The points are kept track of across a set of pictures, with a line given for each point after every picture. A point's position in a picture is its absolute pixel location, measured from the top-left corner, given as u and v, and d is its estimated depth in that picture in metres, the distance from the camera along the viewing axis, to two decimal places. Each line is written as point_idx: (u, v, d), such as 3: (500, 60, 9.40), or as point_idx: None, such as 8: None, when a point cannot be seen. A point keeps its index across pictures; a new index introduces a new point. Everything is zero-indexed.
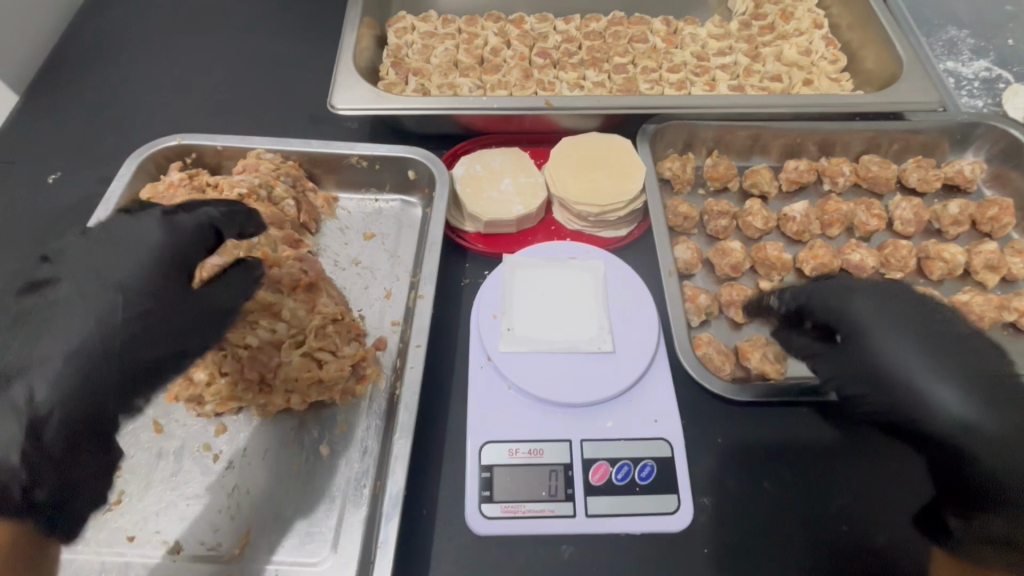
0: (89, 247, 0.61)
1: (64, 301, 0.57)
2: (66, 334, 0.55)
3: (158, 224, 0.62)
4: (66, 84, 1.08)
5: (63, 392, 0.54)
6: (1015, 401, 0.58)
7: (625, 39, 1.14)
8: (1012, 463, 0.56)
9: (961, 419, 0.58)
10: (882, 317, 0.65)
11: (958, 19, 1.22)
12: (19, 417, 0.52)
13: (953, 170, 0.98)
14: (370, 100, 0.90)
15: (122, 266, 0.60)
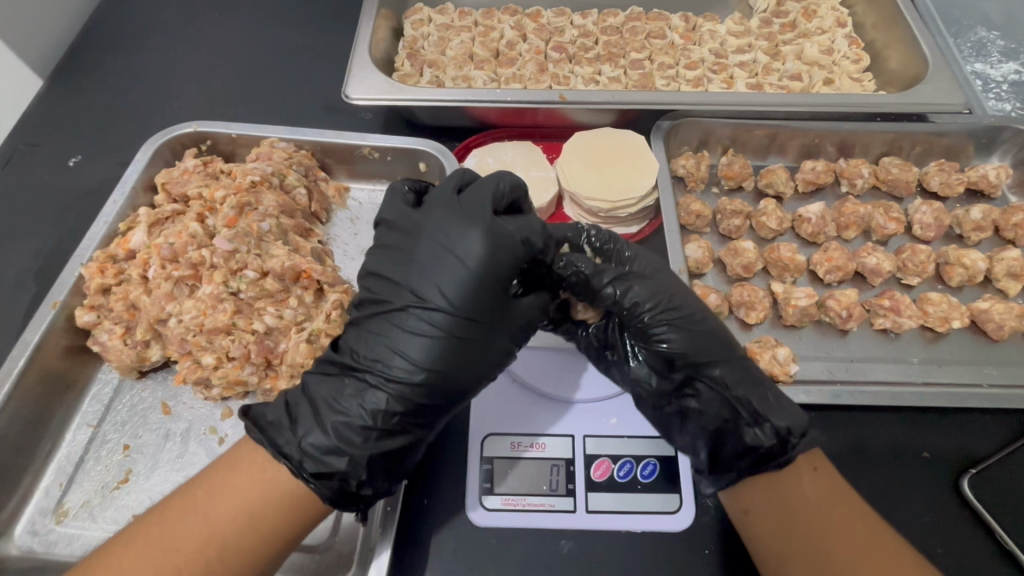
0: (424, 255, 0.59)
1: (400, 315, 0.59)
2: (388, 342, 0.58)
3: (484, 233, 0.58)
4: (87, 70, 1.10)
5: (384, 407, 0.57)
6: (709, 359, 0.62)
7: (642, 35, 1.12)
8: (723, 403, 0.62)
9: (735, 397, 0.62)
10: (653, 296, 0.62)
11: (988, 19, 1.19)
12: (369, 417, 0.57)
13: (977, 175, 0.95)
14: (385, 91, 0.90)
15: (453, 273, 0.58)
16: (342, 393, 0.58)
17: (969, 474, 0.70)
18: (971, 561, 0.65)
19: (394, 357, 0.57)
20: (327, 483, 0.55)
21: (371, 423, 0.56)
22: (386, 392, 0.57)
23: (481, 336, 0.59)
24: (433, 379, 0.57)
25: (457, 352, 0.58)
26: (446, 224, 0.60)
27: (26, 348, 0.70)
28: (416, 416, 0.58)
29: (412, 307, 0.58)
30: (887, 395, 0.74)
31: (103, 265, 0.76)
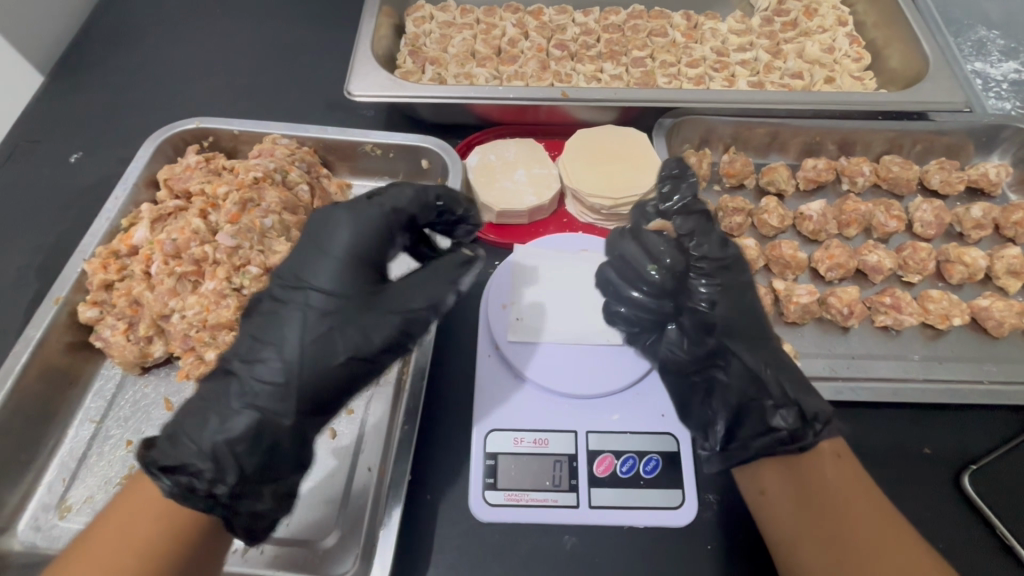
0: (301, 250, 0.61)
1: (279, 313, 0.58)
2: (265, 341, 0.57)
3: (347, 219, 0.61)
4: (88, 66, 1.10)
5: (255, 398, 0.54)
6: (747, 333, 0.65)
7: (644, 33, 1.12)
8: (749, 379, 0.64)
9: (764, 372, 0.63)
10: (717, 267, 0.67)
11: (988, 18, 1.19)
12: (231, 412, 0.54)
13: (978, 173, 0.96)
14: (388, 88, 0.90)
15: (325, 266, 0.59)
16: (207, 397, 0.55)
17: (969, 470, 0.70)
18: (972, 557, 0.66)
19: (261, 346, 0.57)
20: (178, 482, 0.50)
21: (232, 414, 0.53)
22: (253, 379, 0.55)
23: (354, 312, 0.58)
24: (302, 358, 0.55)
25: (349, 332, 0.57)
26: (318, 215, 0.63)
27: (29, 343, 0.70)
28: (275, 403, 0.54)
29: (282, 298, 0.59)
30: (888, 392, 0.74)
31: (107, 260, 0.76)
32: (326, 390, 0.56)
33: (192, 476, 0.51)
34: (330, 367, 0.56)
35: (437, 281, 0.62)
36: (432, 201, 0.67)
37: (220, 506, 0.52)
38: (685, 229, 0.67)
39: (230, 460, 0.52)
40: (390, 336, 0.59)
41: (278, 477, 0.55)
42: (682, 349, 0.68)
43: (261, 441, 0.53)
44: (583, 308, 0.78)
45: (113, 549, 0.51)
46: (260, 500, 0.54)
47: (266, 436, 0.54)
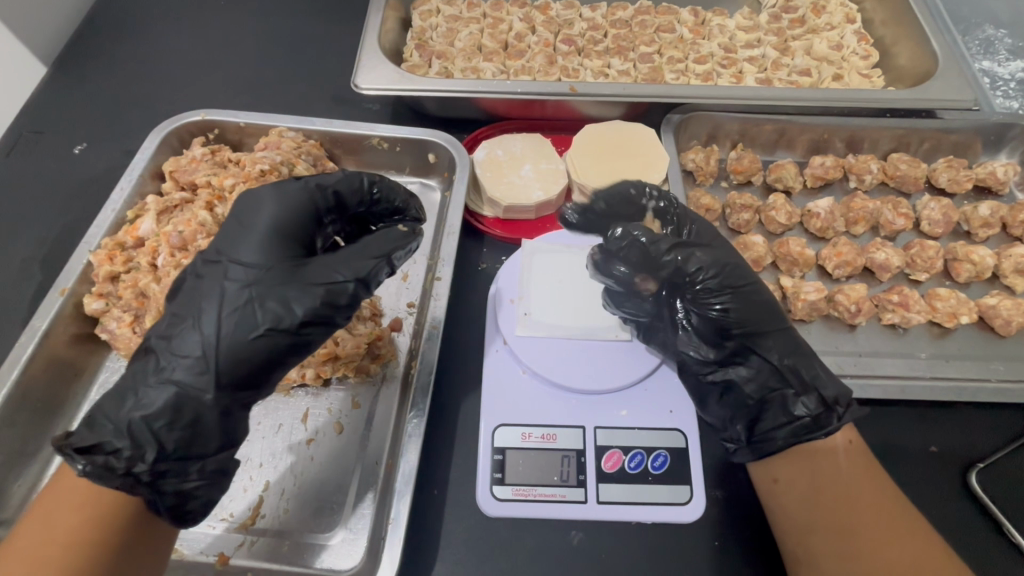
0: (227, 229, 0.61)
1: (199, 290, 0.57)
2: (184, 317, 0.55)
3: (272, 196, 0.62)
4: (93, 57, 1.09)
5: (175, 372, 0.53)
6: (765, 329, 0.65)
7: (652, 29, 1.12)
8: (767, 373, 0.64)
9: (783, 366, 0.64)
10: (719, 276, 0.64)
11: (996, 17, 1.19)
12: (152, 388, 0.53)
13: (986, 172, 0.96)
14: (395, 81, 0.90)
15: (246, 240, 0.59)
16: (128, 377, 0.54)
17: (976, 468, 0.70)
18: (978, 555, 0.66)
19: (182, 321, 0.55)
20: (90, 458, 0.50)
21: (148, 389, 0.53)
22: (174, 356, 0.54)
23: (275, 283, 0.56)
24: (221, 331, 0.53)
25: (267, 304, 0.55)
26: (241, 198, 0.63)
27: (34, 334, 0.69)
28: (193, 378, 0.53)
29: (202, 272, 0.58)
30: (896, 389, 0.74)
31: (112, 252, 0.76)
32: (242, 363, 0.54)
33: (111, 453, 0.50)
34: (244, 339, 0.54)
35: (362, 254, 0.59)
36: (366, 188, 0.69)
37: (142, 485, 0.52)
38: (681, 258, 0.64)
39: (150, 438, 0.52)
40: (314, 306, 0.56)
41: (202, 454, 0.55)
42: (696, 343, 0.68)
43: (182, 415, 0.53)
44: (591, 303, 0.78)
45: (42, 532, 0.51)
46: (187, 477, 0.55)
47: (182, 413, 0.53)
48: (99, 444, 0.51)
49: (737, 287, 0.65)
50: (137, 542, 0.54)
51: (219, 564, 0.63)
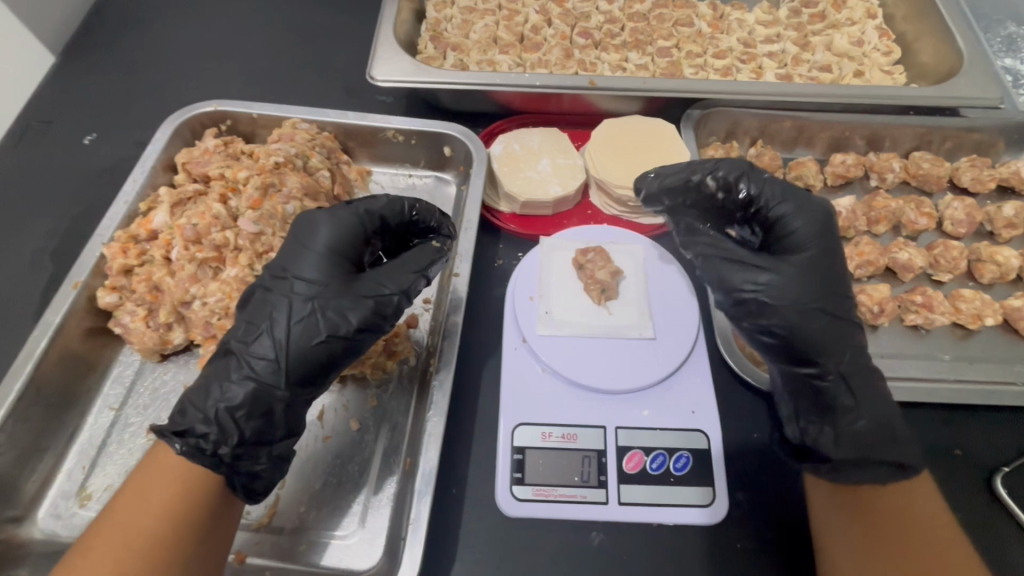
0: (286, 245, 0.63)
1: (265, 303, 0.59)
2: (254, 327, 0.58)
3: (326, 217, 0.63)
4: (101, 46, 1.07)
5: (252, 371, 0.56)
6: (850, 337, 0.63)
7: (669, 23, 1.10)
8: (850, 391, 0.61)
9: (855, 388, 0.61)
10: (824, 247, 0.65)
11: (1019, 14, 1.17)
12: (230, 385, 0.56)
13: (1009, 171, 0.94)
14: (410, 73, 0.88)
15: (304, 257, 0.61)
16: (207, 372, 0.57)
17: (1001, 472, 0.69)
18: (1004, 561, 0.65)
19: (255, 328, 0.58)
20: (188, 443, 0.53)
21: (230, 384, 0.56)
22: (248, 360, 0.57)
23: (334, 297, 0.59)
24: (289, 339, 0.57)
25: (331, 316, 0.58)
26: (299, 217, 0.65)
27: (47, 328, 0.68)
28: (268, 375, 0.56)
29: (267, 286, 0.61)
30: (921, 391, 0.73)
31: (125, 245, 0.74)
32: (310, 366, 0.57)
33: (198, 438, 0.53)
34: (311, 346, 0.57)
35: (404, 269, 0.63)
36: (406, 211, 0.69)
37: (224, 465, 0.54)
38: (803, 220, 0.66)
39: (233, 425, 0.54)
40: (366, 317, 0.60)
41: (269, 441, 0.57)
42: (800, 301, 0.62)
43: (259, 408, 0.56)
44: (611, 300, 0.77)
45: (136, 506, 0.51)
46: (257, 462, 0.57)
47: (261, 407, 0.56)
48: (187, 429, 0.54)
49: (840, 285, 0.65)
50: (220, 524, 0.54)
51: (236, 562, 0.62)
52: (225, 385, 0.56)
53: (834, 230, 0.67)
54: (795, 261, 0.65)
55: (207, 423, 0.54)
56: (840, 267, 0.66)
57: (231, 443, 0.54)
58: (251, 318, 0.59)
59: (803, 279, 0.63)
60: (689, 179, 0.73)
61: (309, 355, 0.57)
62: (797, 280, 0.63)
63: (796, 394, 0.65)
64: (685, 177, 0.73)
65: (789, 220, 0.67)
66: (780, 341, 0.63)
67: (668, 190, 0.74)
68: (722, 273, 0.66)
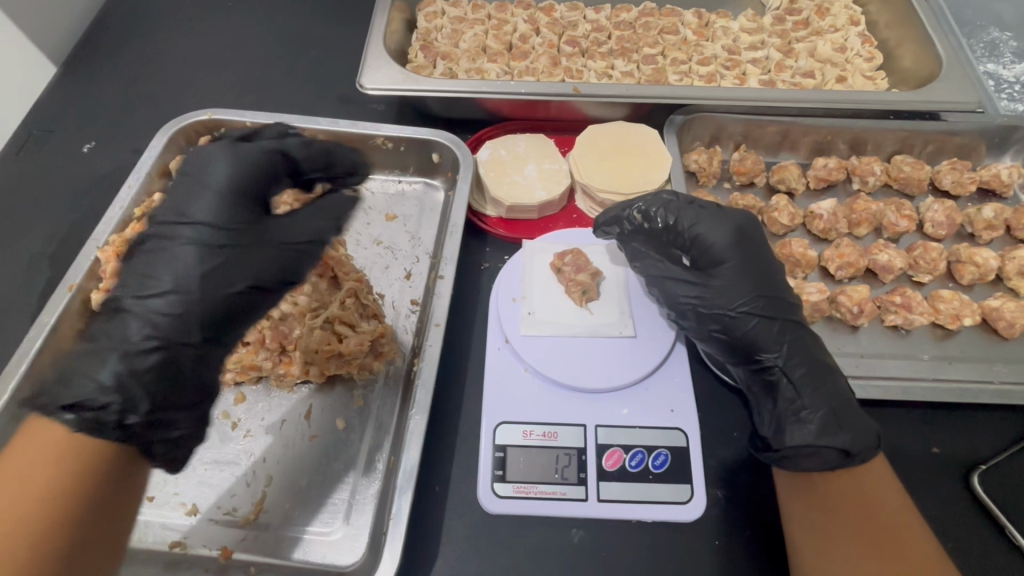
0: (188, 189, 0.63)
1: (167, 252, 0.59)
2: (167, 274, 0.58)
3: (227, 156, 0.65)
4: (101, 58, 1.10)
5: (170, 322, 0.57)
6: (787, 335, 0.68)
7: (655, 31, 1.13)
8: (793, 385, 0.66)
9: (798, 379, 0.66)
10: (739, 252, 0.72)
11: (1001, 20, 1.18)
12: (121, 353, 0.55)
13: (990, 174, 0.96)
14: (399, 81, 0.91)
15: (209, 203, 0.62)
16: (107, 336, 0.56)
17: (979, 470, 0.70)
18: (980, 559, 0.65)
19: (151, 281, 0.58)
20: (85, 416, 0.52)
21: (133, 354, 0.55)
22: (138, 323, 0.57)
23: (221, 264, 0.60)
24: (197, 288, 0.58)
25: (213, 258, 0.60)
26: (211, 156, 0.65)
27: (42, 329, 0.70)
28: (175, 328, 0.57)
29: (177, 242, 0.60)
30: (899, 390, 0.74)
31: (119, 248, 0.77)
32: (218, 315, 0.59)
33: (103, 407, 0.53)
34: (222, 294, 0.60)
35: (317, 218, 0.67)
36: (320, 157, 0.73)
37: (135, 434, 0.54)
38: (712, 233, 0.73)
39: (111, 389, 0.54)
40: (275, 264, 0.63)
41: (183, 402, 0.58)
42: (732, 306, 0.69)
43: (170, 368, 0.57)
44: (593, 301, 0.78)
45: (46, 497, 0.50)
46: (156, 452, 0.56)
47: (163, 367, 0.56)
48: (83, 399, 0.53)
49: (764, 289, 0.70)
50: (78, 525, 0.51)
51: (222, 558, 0.64)
52: (102, 365, 0.54)
53: (751, 238, 0.73)
54: (726, 271, 0.71)
55: (112, 382, 0.54)
56: (766, 270, 0.72)
57: (142, 402, 0.54)
58: (150, 266, 0.59)
59: (733, 286, 0.70)
60: (623, 213, 0.78)
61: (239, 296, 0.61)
62: (729, 289, 0.70)
63: (750, 386, 0.70)
64: (619, 212, 0.78)
65: (701, 233, 0.74)
66: (723, 342, 0.71)
67: (611, 223, 0.79)
68: (666, 290, 0.73)
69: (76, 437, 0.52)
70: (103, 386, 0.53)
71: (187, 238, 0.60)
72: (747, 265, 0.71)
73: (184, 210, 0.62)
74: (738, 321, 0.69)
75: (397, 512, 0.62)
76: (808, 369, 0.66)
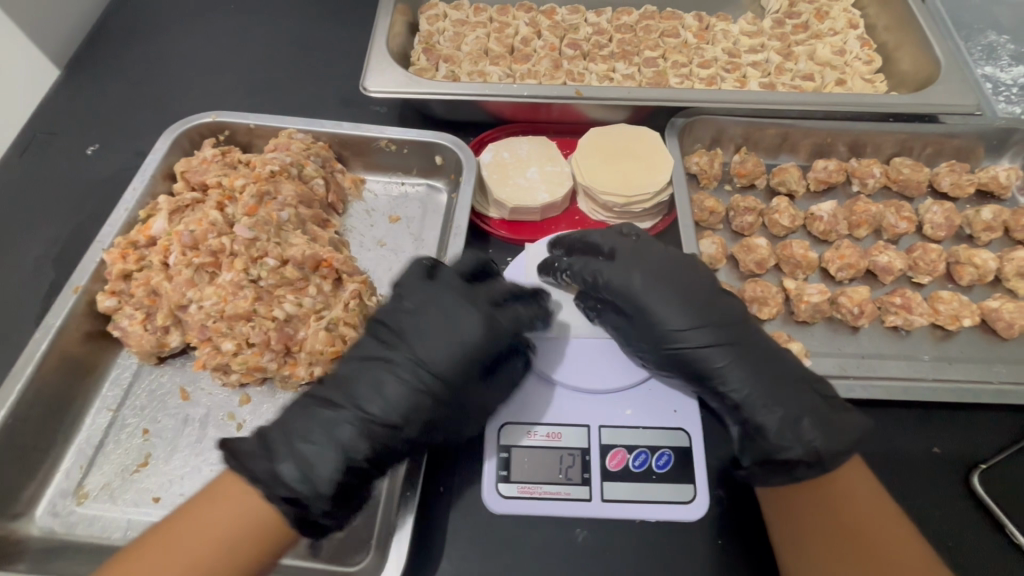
0: (437, 299, 0.66)
1: (393, 364, 0.63)
2: (383, 393, 0.61)
3: (482, 318, 0.64)
4: (105, 61, 1.10)
5: (379, 437, 0.60)
6: (733, 363, 0.67)
7: (656, 34, 1.13)
8: (757, 405, 0.65)
9: (757, 401, 0.65)
10: (654, 286, 0.70)
11: (998, 23, 1.19)
12: (335, 446, 0.59)
13: (988, 176, 0.96)
14: (402, 84, 0.91)
15: (459, 326, 0.64)
16: (283, 428, 0.60)
17: (978, 469, 0.71)
18: (980, 557, 0.66)
19: (368, 395, 0.61)
20: (289, 505, 0.57)
21: (332, 457, 0.59)
22: (346, 426, 0.60)
23: (442, 388, 0.62)
24: (394, 408, 0.61)
25: (428, 400, 0.62)
26: (450, 293, 0.66)
27: (48, 331, 0.71)
28: (383, 449, 0.61)
29: (399, 357, 0.63)
30: (900, 390, 0.75)
31: (125, 250, 0.77)
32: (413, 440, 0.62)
33: (303, 505, 0.57)
34: (412, 419, 0.62)
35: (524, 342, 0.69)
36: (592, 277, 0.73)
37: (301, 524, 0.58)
38: (628, 272, 0.71)
39: (314, 491, 0.57)
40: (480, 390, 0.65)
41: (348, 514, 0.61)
42: (680, 343, 0.68)
43: (349, 480, 0.59)
44: None
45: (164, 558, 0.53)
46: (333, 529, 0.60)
47: (357, 484, 0.60)
48: (292, 494, 0.57)
49: (694, 319, 0.68)
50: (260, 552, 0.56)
51: None
52: (322, 459, 0.58)
53: (665, 269, 0.71)
54: (654, 307, 0.69)
55: (306, 483, 0.57)
56: (691, 294, 0.70)
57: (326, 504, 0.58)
58: (364, 372, 0.63)
59: (670, 321, 0.68)
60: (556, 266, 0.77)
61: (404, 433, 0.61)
62: (667, 327, 0.69)
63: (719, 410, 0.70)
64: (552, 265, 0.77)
65: (624, 273, 0.71)
66: (682, 379, 0.70)
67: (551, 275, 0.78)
68: (620, 335, 0.73)
69: (247, 517, 0.55)
70: (292, 476, 0.57)
71: (416, 360, 0.62)
72: (673, 295, 0.69)
73: (414, 309, 0.66)
74: (687, 362, 0.68)
75: (403, 512, 0.63)
76: (763, 387, 0.65)
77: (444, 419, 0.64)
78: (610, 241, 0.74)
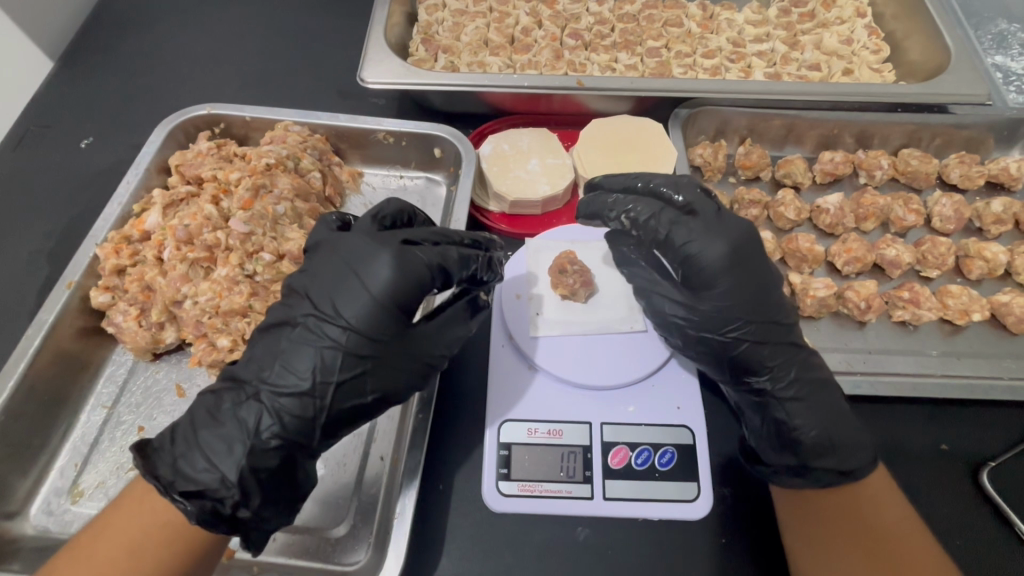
0: (333, 265, 0.60)
1: (302, 337, 0.58)
2: (303, 362, 0.56)
3: (394, 257, 0.57)
4: (99, 53, 1.09)
5: (293, 414, 0.56)
6: (784, 361, 0.65)
7: (659, 23, 1.11)
8: (792, 414, 0.64)
9: (788, 407, 0.65)
10: (733, 266, 0.63)
11: (1009, 11, 1.17)
12: (245, 436, 0.55)
13: (998, 167, 0.94)
14: (401, 75, 0.89)
15: (363, 294, 0.57)
16: (194, 420, 0.57)
17: (988, 467, 0.69)
18: (990, 556, 0.65)
19: (277, 369, 0.57)
20: (196, 504, 0.53)
21: (240, 445, 0.55)
22: (250, 406, 0.56)
23: (355, 355, 0.57)
24: (308, 385, 0.56)
25: (353, 363, 0.57)
26: (361, 241, 0.59)
27: (41, 327, 0.70)
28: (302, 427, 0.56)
29: (306, 329, 0.58)
30: (907, 386, 0.73)
31: (118, 245, 0.76)
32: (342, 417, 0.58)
33: (217, 500, 0.53)
34: (351, 396, 0.58)
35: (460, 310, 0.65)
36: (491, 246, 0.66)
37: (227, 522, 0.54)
38: (697, 247, 0.63)
39: (225, 483, 0.53)
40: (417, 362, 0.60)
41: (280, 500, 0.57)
42: (730, 330, 0.65)
43: (267, 466, 0.55)
44: (598, 299, 0.77)
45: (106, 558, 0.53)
46: (268, 521, 0.56)
47: (280, 462, 0.56)
48: (202, 487, 0.53)
49: (759, 317, 0.65)
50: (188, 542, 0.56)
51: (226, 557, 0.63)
52: (229, 452, 0.54)
53: (748, 253, 0.64)
54: (715, 293, 0.64)
55: (220, 476, 0.53)
56: (766, 287, 0.65)
57: (237, 494, 0.54)
58: (275, 349, 0.59)
59: (724, 307, 0.65)
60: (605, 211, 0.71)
61: (325, 400, 0.57)
62: (727, 312, 0.65)
63: (739, 403, 0.69)
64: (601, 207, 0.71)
65: (686, 243, 0.64)
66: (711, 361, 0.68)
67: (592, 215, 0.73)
68: (653, 304, 0.70)
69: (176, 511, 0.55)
70: (204, 470, 0.54)
71: (325, 324, 0.57)
72: (736, 274, 0.64)
73: (316, 271, 0.60)
74: (734, 351, 0.66)
75: (401, 513, 0.62)
76: (802, 400, 0.64)
77: (374, 381, 0.59)
78: (700, 205, 0.65)
